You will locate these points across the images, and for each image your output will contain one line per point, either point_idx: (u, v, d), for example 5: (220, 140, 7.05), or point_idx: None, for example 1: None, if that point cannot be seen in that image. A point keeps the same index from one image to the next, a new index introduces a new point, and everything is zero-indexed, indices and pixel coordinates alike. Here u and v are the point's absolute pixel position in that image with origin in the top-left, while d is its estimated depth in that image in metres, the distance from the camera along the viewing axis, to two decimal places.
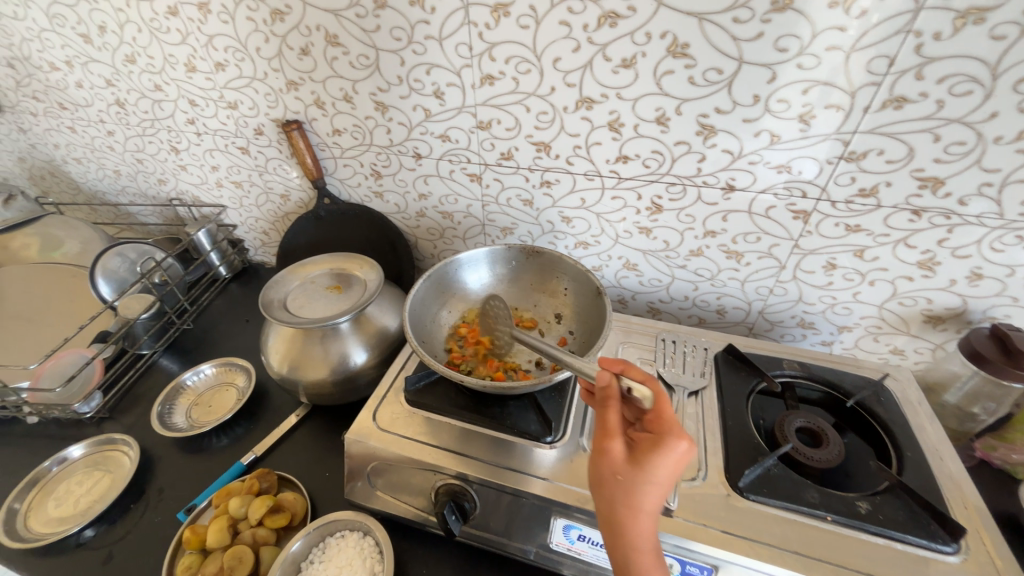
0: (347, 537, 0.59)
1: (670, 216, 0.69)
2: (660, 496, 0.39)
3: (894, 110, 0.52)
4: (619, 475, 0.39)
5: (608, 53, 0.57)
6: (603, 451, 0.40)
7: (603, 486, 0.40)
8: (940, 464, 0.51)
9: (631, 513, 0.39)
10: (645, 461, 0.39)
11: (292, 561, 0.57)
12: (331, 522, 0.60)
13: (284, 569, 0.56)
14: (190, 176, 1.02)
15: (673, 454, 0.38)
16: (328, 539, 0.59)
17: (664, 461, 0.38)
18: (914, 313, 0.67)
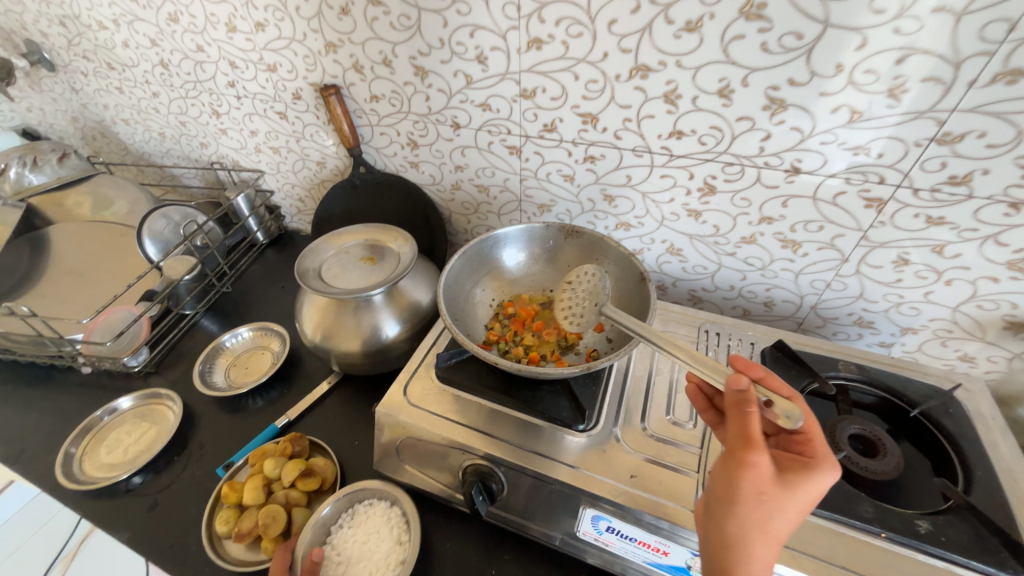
0: (375, 506, 0.61)
1: (723, 199, 0.64)
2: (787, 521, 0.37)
3: (1005, 85, 0.45)
4: (763, 494, 0.36)
5: (671, 14, 0.52)
6: (749, 465, 0.35)
7: (736, 499, 0.36)
8: (1014, 485, 0.47)
9: (762, 531, 0.36)
10: (797, 483, 0.36)
11: (323, 523, 0.59)
12: (361, 490, 0.61)
13: (315, 530, 0.58)
14: (230, 140, 1.03)
15: (824, 481, 0.36)
16: (357, 506, 0.61)
17: (812, 486, 0.36)
18: (994, 318, 0.60)
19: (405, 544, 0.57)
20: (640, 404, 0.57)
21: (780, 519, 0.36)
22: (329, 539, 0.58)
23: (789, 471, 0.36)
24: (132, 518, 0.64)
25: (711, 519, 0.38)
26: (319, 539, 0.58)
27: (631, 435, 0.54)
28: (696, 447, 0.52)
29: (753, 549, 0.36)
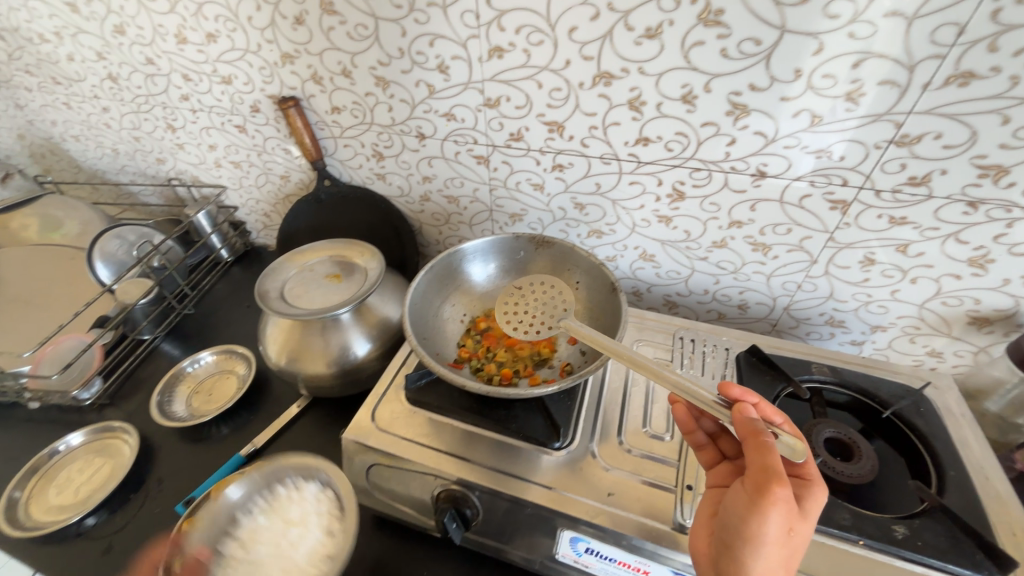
0: (298, 493, 0.56)
1: (692, 204, 0.64)
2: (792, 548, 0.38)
3: (957, 87, 0.45)
4: (792, 528, 0.35)
5: (631, 21, 0.51)
6: (781, 500, 0.35)
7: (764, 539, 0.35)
8: (986, 483, 0.47)
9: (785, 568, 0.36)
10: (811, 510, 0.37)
11: (230, 509, 0.55)
12: (276, 469, 0.57)
13: (220, 516, 0.54)
14: (187, 155, 0.98)
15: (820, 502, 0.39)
16: (276, 488, 0.57)
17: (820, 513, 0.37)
18: (958, 314, 0.61)
19: (334, 533, 0.53)
20: (617, 417, 0.56)
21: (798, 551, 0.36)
22: (239, 529, 0.54)
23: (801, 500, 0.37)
24: (84, 564, 0.60)
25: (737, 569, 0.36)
26: (223, 526, 0.54)
27: (607, 450, 0.52)
28: (674, 460, 0.51)
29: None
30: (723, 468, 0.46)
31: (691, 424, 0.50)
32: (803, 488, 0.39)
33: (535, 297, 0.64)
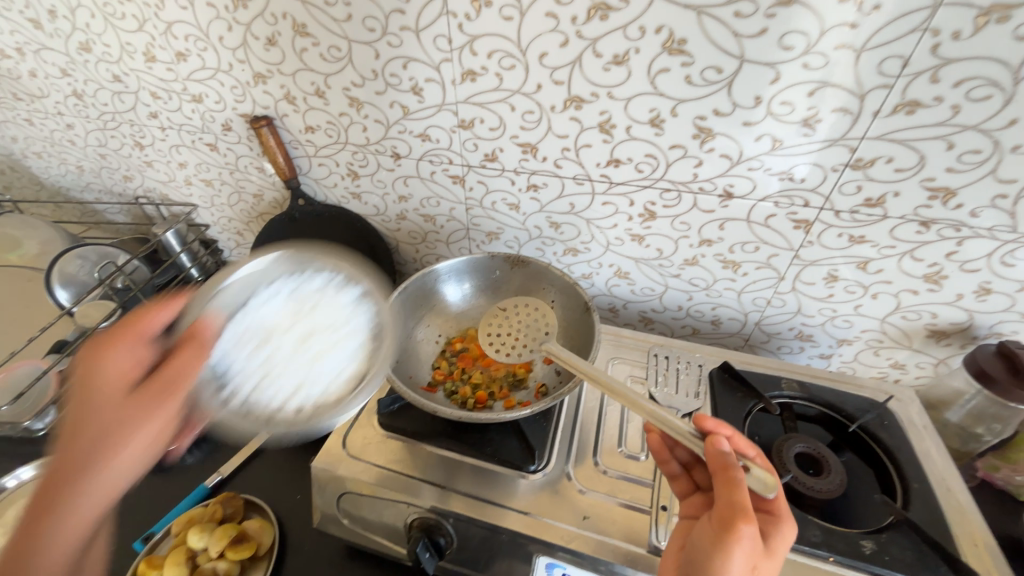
0: (317, 298, 0.54)
1: (663, 223, 0.65)
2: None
3: (905, 115, 0.48)
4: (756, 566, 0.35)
5: (599, 48, 0.53)
6: (745, 539, 0.35)
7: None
8: (947, 494, 0.49)
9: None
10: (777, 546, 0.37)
11: (256, 276, 0.53)
12: (310, 256, 0.56)
13: (245, 280, 0.52)
14: (156, 173, 0.96)
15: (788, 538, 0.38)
16: (307, 274, 0.55)
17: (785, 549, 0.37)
18: (917, 327, 0.64)
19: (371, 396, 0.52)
20: (593, 437, 0.56)
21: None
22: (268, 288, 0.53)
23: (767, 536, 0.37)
24: None
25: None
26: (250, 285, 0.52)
27: (583, 472, 0.52)
28: (649, 480, 0.51)
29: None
30: (696, 499, 0.45)
31: (665, 453, 0.49)
32: (769, 523, 0.39)
33: (518, 317, 0.67)
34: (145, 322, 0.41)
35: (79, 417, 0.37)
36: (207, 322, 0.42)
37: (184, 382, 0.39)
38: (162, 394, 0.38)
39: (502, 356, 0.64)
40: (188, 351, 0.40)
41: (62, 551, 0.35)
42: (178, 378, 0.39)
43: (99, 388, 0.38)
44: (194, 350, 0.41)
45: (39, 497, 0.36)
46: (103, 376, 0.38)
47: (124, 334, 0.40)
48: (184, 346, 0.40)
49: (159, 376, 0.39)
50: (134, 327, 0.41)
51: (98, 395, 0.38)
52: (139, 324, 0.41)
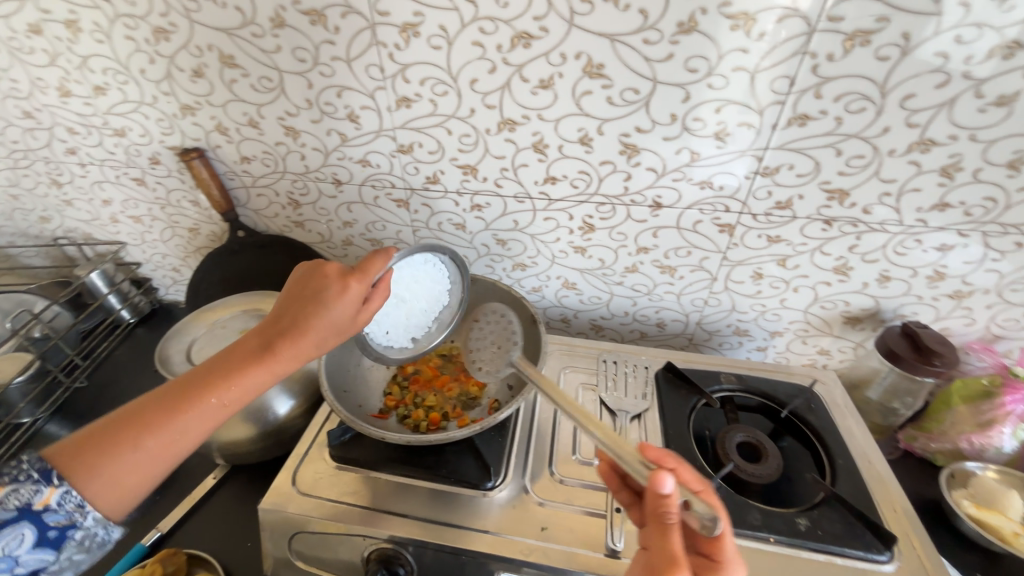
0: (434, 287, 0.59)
1: (602, 234, 0.69)
2: None
3: (799, 127, 0.54)
4: None
5: (525, 73, 0.56)
6: None
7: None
8: (868, 467, 0.54)
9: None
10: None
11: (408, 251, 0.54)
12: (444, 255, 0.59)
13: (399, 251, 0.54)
14: (77, 212, 0.90)
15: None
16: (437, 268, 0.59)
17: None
18: (835, 315, 0.70)
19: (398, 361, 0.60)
20: (548, 448, 0.57)
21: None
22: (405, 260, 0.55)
23: None
24: None
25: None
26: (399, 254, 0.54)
27: (540, 484, 0.53)
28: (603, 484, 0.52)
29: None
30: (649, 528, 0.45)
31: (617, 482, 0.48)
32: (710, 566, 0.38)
33: (490, 325, 0.63)
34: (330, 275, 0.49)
35: (261, 341, 0.48)
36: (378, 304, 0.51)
37: (329, 344, 0.49)
38: (305, 345, 0.48)
39: (482, 375, 0.61)
40: (343, 315, 0.48)
41: (195, 426, 0.44)
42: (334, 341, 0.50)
43: (281, 321, 0.49)
44: (359, 319, 0.50)
45: (206, 371, 0.46)
46: (292, 312, 0.48)
47: (322, 281, 0.49)
48: (346, 310, 0.48)
49: (312, 324, 0.47)
50: (324, 278, 0.49)
51: (280, 326, 0.48)
52: (354, 289, 0.48)
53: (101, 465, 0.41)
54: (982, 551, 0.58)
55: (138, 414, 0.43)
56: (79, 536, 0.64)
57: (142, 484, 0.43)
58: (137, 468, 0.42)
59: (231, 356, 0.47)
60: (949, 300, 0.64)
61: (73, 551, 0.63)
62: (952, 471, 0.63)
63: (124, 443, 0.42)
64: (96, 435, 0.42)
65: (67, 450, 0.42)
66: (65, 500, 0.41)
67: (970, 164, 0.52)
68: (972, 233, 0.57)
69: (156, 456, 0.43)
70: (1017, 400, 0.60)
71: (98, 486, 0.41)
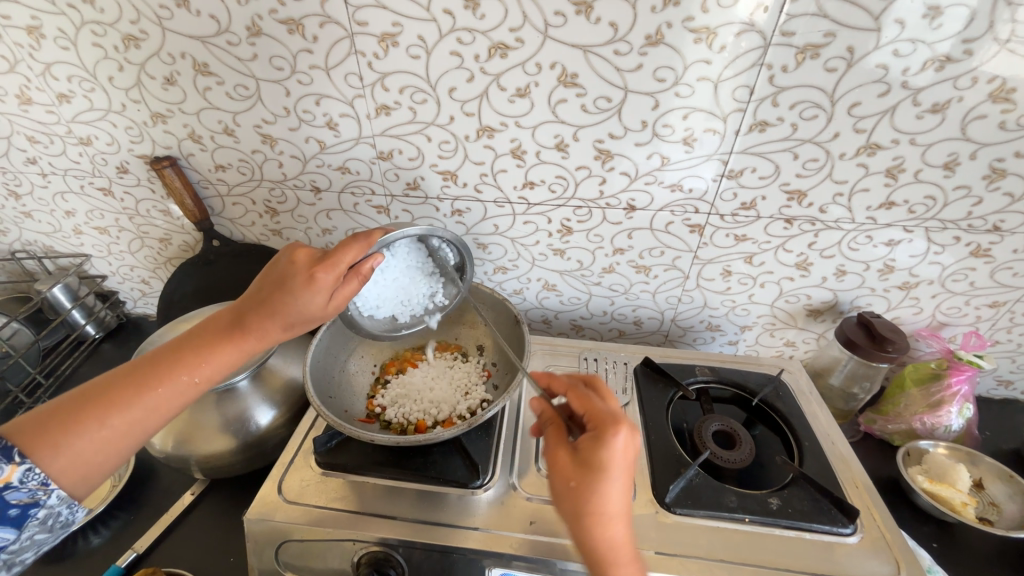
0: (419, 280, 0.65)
1: (580, 237, 0.71)
2: (618, 491, 0.39)
3: (759, 133, 0.57)
4: (571, 482, 0.39)
5: (502, 83, 0.58)
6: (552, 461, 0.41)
7: (612, 501, 0.39)
8: (831, 448, 0.58)
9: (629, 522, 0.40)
10: (630, 454, 0.40)
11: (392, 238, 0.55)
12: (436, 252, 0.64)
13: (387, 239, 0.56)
14: (37, 224, 0.86)
15: (616, 442, 0.39)
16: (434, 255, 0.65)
17: (622, 455, 0.39)
18: (798, 308, 0.74)
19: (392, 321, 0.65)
20: (534, 445, 0.58)
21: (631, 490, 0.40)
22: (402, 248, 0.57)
23: (592, 452, 0.39)
24: None
25: (610, 553, 0.38)
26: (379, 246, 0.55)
27: (527, 480, 0.54)
28: None
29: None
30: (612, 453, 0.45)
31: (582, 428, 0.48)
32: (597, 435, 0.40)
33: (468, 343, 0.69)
34: (304, 261, 0.48)
35: (231, 319, 0.49)
36: (349, 292, 0.50)
37: (297, 326, 0.49)
38: (274, 326, 0.48)
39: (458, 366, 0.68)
40: (313, 302, 0.47)
41: (163, 402, 0.45)
42: (304, 325, 0.50)
43: (249, 304, 0.49)
44: (331, 307, 0.49)
45: (175, 349, 0.47)
46: (262, 295, 0.48)
47: (293, 264, 0.48)
48: (317, 298, 0.47)
49: (281, 305, 0.47)
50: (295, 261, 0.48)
51: (249, 307, 0.48)
52: (325, 277, 0.47)
53: (63, 444, 0.41)
54: (937, 522, 0.63)
55: (101, 392, 0.43)
56: (42, 516, 0.43)
57: (105, 464, 0.43)
58: (102, 446, 0.42)
59: (203, 334, 0.48)
60: (899, 291, 0.69)
61: (35, 530, 0.44)
62: (907, 450, 0.68)
63: (81, 420, 0.42)
64: (56, 413, 0.42)
65: (27, 425, 0.41)
66: (27, 472, 0.40)
67: (911, 166, 0.57)
68: (916, 229, 0.62)
69: (120, 435, 0.43)
70: (962, 380, 0.67)
71: (59, 466, 0.41)
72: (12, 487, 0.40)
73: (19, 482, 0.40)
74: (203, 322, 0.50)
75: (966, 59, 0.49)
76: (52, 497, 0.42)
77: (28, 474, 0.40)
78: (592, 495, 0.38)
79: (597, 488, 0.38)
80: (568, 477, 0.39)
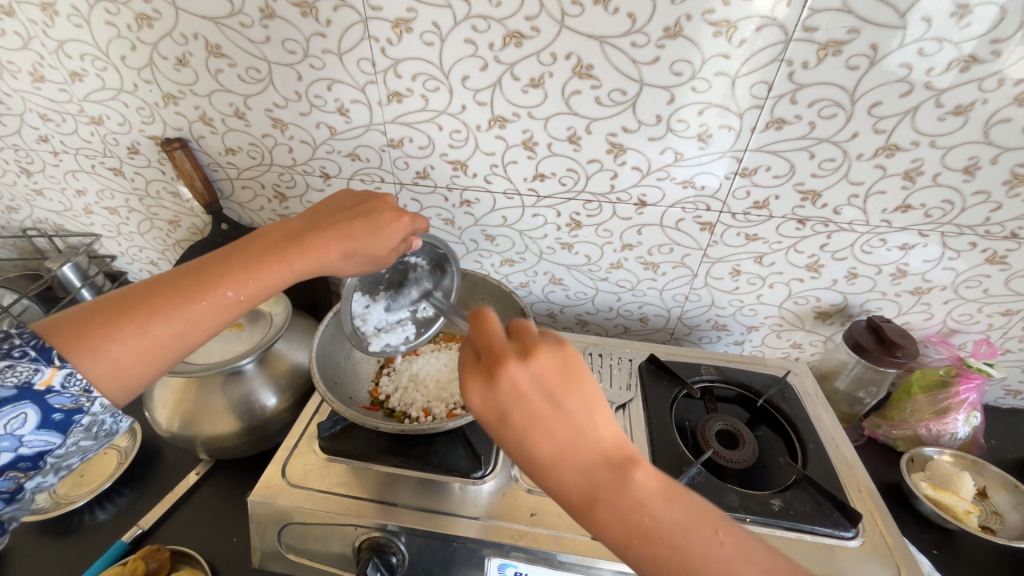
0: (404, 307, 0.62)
1: (589, 231, 0.71)
2: (537, 435, 0.34)
3: (776, 130, 0.56)
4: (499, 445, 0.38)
5: (516, 72, 0.57)
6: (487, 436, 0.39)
7: (520, 456, 0.35)
8: (835, 451, 0.58)
9: (562, 459, 0.34)
10: (500, 405, 0.35)
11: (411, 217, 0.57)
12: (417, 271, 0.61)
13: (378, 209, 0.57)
14: (48, 203, 0.86)
15: (473, 394, 0.36)
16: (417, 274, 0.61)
17: (497, 404, 0.35)
18: (807, 310, 0.74)
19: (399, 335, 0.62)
20: None
21: (539, 432, 0.34)
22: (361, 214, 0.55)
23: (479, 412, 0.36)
24: None
25: (566, 498, 0.34)
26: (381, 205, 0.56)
27: None
28: None
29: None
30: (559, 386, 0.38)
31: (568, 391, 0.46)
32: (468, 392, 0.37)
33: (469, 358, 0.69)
34: (386, 201, 0.52)
35: (286, 238, 0.48)
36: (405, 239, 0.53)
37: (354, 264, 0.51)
38: (331, 254, 0.49)
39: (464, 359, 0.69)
40: (382, 234, 0.50)
41: (209, 314, 0.44)
42: (360, 262, 0.51)
43: (308, 228, 0.49)
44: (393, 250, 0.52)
45: (220, 261, 0.46)
46: (323, 222, 0.50)
47: (376, 200, 0.52)
48: (387, 236, 0.50)
49: (349, 229, 0.49)
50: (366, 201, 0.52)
51: (308, 232, 0.49)
52: (403, 218, 0.51)
53: (106, 346, 0.41)
54: (938, 529, 0.62)
55: (155, 293, 0.43)
56: (87, 424, 0.43)
57: (147, 370, 0.43)
58: (146, 348, 0.42)
59: (252, 250, 0.47)
60: (910, 296, 0.68)
61: (80, 437, 0.44)
62: (912, 456, 0.68)
63: (134, 315, 0.42)
64: (110, 308, 0.42)
65: (78, 320, 0.42)
66: (68, 377, 0.40)
67: (931, 168, 0.56)
68: (931, 233, 0.61)
69: (161, 344, 0.43)
70: (971, 388, 0.66)
71: (101, 363, 0.41)
72: (53, 391, 0.40)
73: (61, 388, 0.41)
74: (250, 238, 0.49)
75: (993, 60, 0.48)
76: (96, 405, 0.42)
77: (70, 377, 0.41)
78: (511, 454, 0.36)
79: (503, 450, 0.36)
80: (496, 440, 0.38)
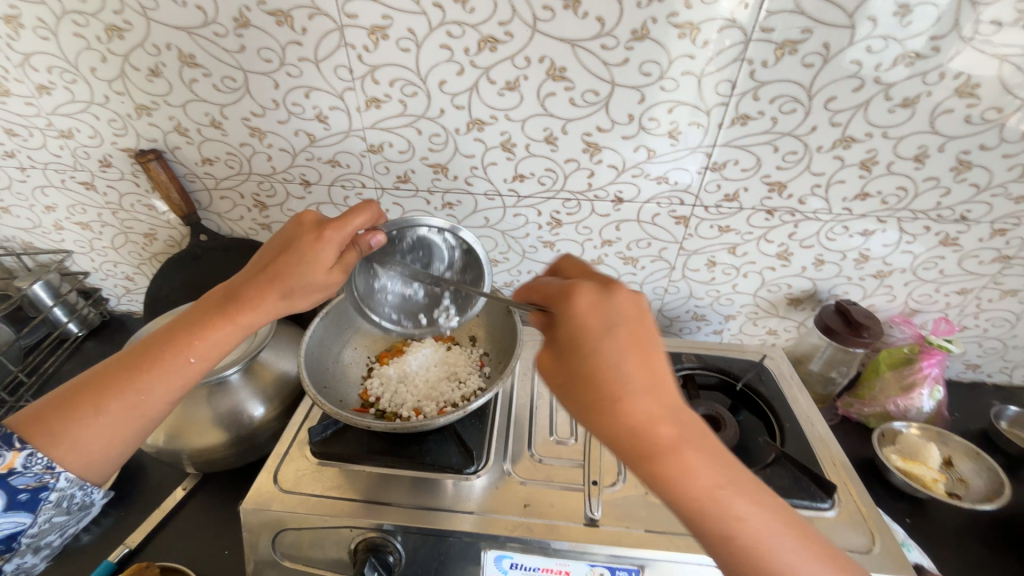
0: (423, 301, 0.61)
1: (569, 229, 0.72)
2: (620, 364, 0.37)
3: (741, 126, 0.59)
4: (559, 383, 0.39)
5: (492, 76, 0.58)
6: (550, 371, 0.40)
7: (605, 377, 0.36)
8: (810, 429, 0.61)
9: (648, 391, 0.36)
10: (602, 321, 0.38)
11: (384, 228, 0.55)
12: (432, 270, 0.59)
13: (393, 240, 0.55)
14: (15, 220, 0.84)
15: (580, 306, 0.39)
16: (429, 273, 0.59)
17: (591, 333, 0.38)
18: (780, 297, 0.77)
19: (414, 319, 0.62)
20: (526, 431, 0.59)
21: (623, 369, 0.37)
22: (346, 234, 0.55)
23: (564, 333, 0.39)
24: None
25: (641, 434, 0.36)
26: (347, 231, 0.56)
27: (521, 465, 0.55)
28: (580, 460, 0.56)
29: (785, 549, 0.36)
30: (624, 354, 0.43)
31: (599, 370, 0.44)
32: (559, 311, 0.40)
33: (457, 354, 0.71)
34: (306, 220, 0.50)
35: (225, 294, 0.49)
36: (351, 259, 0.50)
37: (302, 301, 0.50)
38: (269, 299, 0.48)
39: (453, 352, 0.71)
40: (310, 260, 0.47)
41: (159, 382, 0.46)
42: (306, 296, 0.49)
43: (246, 278, 0.50)
44: (336, 272, 0.49)
45: (166, 331, 0.48)
46: (260, 268, 0.49)
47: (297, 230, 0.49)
48: (318, 259, 0.48)
49: (282, 270, 0.48)
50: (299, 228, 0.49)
51: (245, 281, 0.49)
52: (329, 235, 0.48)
53: (64, 430, 0.44)
54: (911, 499, 0.66)
55: (102, 376, 0.46)
56: (55, 499, 0.49)
57: (105, 449, 0.46)
58: (102, 431, 0.45)
59: (195, 315, 0.48)
60: (873, 280, 0.72)
61: (49, 514, 0.51)
62: (882, 431, 0.71)
63: (81, 403, 0.44)
64: (61, 399, 0.45)
65: (35, 411, 0.45)
66: (29, 458, 0.45)
67: (884, 158, 0.60)
68: (889, 219, 0.65)
69: (119, 420, 0.45)
70: (933, 363, 0.70)
71: (65, 451, 0.45)
72: (17, 472, 0.45)
73: (24, 468, 0.45)
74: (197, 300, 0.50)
75: (934, 56, 0.52)
76: (60, 480, 0.47)
77: (31, 458, 0.45)
78: (584, 374, 0.37)
79: (585, 376, 0.37)
80: (557, 377, 0.39)
